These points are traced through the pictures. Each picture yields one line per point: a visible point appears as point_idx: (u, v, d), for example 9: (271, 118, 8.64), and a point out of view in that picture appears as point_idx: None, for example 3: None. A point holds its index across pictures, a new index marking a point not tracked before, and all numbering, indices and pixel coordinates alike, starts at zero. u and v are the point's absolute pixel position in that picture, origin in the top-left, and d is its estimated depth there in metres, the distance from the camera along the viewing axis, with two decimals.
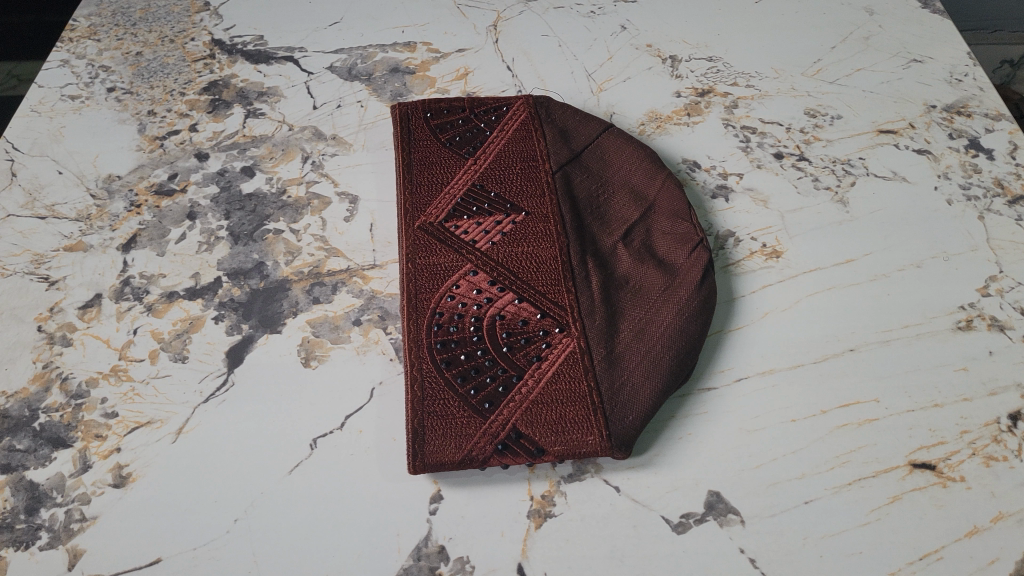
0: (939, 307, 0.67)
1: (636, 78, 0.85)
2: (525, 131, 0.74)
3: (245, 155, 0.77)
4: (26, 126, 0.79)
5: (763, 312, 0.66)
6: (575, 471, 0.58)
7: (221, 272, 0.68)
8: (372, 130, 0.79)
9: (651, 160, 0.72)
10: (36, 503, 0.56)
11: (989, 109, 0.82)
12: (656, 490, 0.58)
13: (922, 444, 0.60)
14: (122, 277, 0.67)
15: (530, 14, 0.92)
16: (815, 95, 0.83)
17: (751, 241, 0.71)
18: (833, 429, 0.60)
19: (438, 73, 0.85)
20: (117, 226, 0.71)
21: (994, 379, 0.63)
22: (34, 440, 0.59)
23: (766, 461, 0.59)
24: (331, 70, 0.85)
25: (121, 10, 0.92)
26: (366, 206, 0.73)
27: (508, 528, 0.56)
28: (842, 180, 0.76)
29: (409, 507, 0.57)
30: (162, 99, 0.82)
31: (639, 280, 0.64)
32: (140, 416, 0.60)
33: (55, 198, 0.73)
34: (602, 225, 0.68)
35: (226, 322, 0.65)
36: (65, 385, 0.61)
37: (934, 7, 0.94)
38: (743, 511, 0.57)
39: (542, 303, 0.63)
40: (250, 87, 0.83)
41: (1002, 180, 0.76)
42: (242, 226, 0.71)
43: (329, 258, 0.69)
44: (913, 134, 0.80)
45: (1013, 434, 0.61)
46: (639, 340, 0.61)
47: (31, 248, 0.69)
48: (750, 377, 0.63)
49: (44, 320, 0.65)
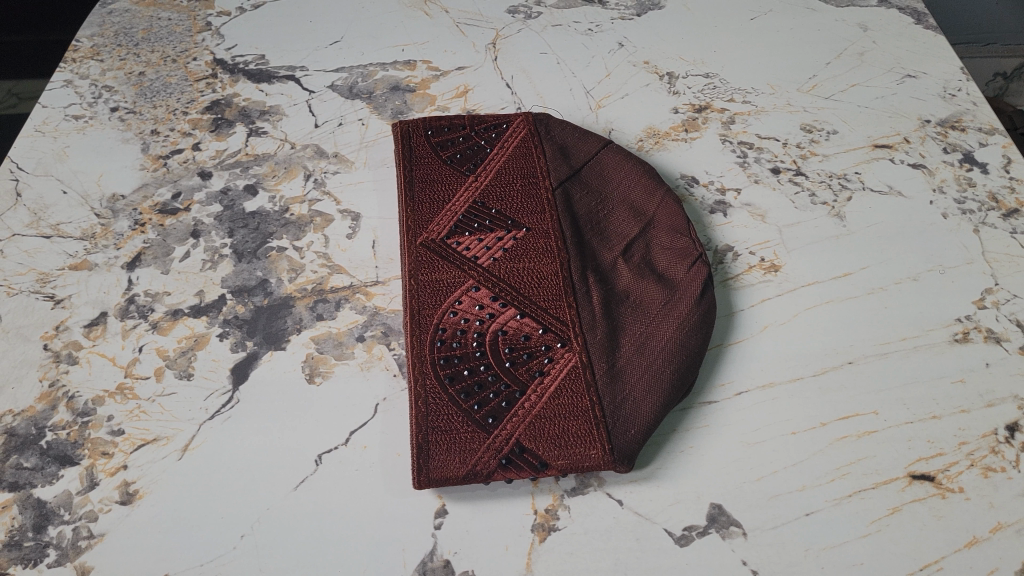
0: (937, 319, 0.68)
1: (635, 94, 0.86)
2: (525, 148, 0.75)
3: (247, 174, 0.78)
4: (31, 146, 0.80)
5: (761, 326, 0.67)
6: (578, 485, 0.59)
7: (226, 290, 0.68)
8: (374, 148, 0.80)
9: (650, 176, 0.73)
10: (43, 520, 0.56)
11: (982, 123, 0.83)
12: (659, 503, 0.58)
13: (922, 456, 0.60)
14: (127, 295, 0.68)
15: (528, 32, 0.93)
16: (812, 111, 0.85)
17: (749, 255, 0.72)
18: (832, 441, 0.61)
19: (438, 91, 0.86)
20: (122, 244, 0.72)
21: (991, 390, 0.64)
22: (41, 458, 0.59)
23: (767, 473, 0.59)
24: (332, 89, 0.86)
25: (123, 31, 0.93)
26: (368, 223, 0.73)
27: (513, 542, 0.57)
28: (839, 195, 0.77)
29: (414, 521, 0.57)
30: (165, 118, 0.83)
31: (639, 296, 0.65)
32: (146, 433, 0.60)
33: (60, 217, 0.74)
34: (603, 241, 0.69)
35: (231, 339, 0.65)
36: (72, 403, 0.62)
37: (928, 23, 0.96)
38: (745, 524, 0.57)
39: (544, 319, 0.63)
40: (252, 106, 0.84)
41: (996, 194, 0.77)
42: (246, 244, 0.72)
43: (332, 275, 0.70)
44: (908, 148, 0.81)
45: (1011, 444, 0.61)
46: (640, 355, 0.62)
47: (36, 267, 0.70)
48: (749, 391, 0.63)
49: (51, 338, 0.65)
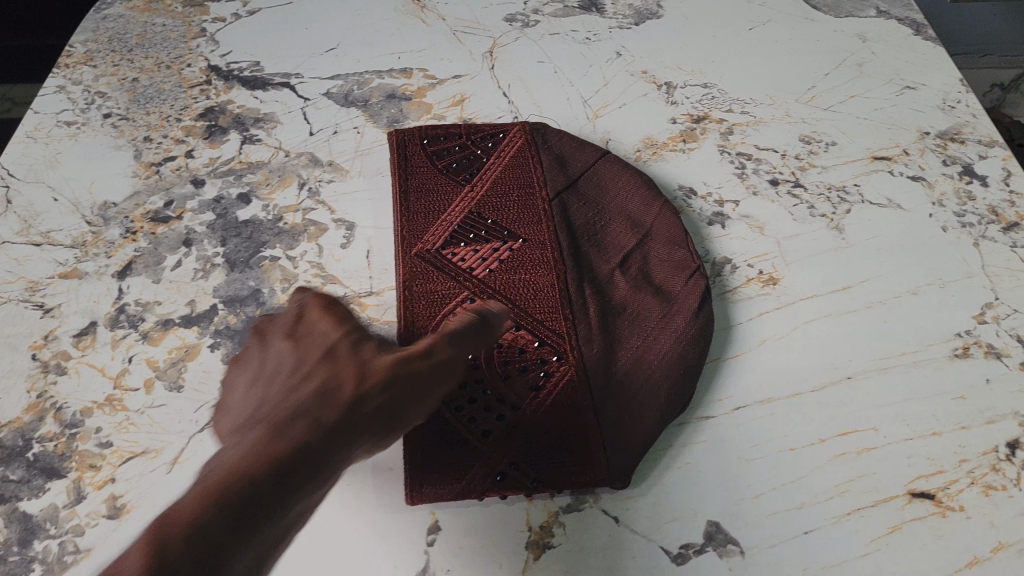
0: (936, 335, 0.67)
1: (632, 104, 0.85)
2: (522, 157, 0.74)
3: (241, 182, 0.77)
4: (23, 152, 0.79)
5: (759, 340, 0.66)
6: (574, 502, 0.58)
7: (218, 300, 0.68)
8: (369, 156, 0.79)
9: (648, 187, 0.72)
10: (29, 534, 0.55)
11: (982, 136, 0.83)
12: (655, 520, 0.57)
13: (921, 473, 0.60)
14: (117, 304, 0.67)
15: (525, 40, 0.92)
16: (811, 122, 0.84)
17: (748, 268, 0.71)
18: (831, 457, 0.60)
19: (434, 100, 0.85)
20: (113, 253, 0.71)
21: (992, 407, 0.63)
22: (28, 471, 0.58)
23: (765, 490, 0.59)
24: (328, 96, 0.85)
25: (118, 36, 0.92)
26: (363, 233, 0.73)
27: (507, 560, 0.56)
28: (838, 208, 0.76)
29: (407, 538, 0.56)
30: (158, 125, 0.82)
31: (635, 308, 0.64)
32: (135, 445, 0.59)
33: (51, 225, 0.73)
34: (600, 251, 0.68)
35: (223, 350, 0.65)
36: (60, 414, 0.61)
37: (927, 33, 0.95)
38: (743, 542, 0.56)
39: (540, 331, 0.63)
40: (246, 113, 0.83)
41: (996, 207, 0.76)
42: (238, 253, 0.71)
43: (326, 285, 0.69)
44: (907, 160, 0.80)
45: (1012, 462, 0.60)
46: (636, 368, 0.61)
47: (26, 275, 0.69)
48: (747, 406, 0.63)
49: (39, 348, 0.64)
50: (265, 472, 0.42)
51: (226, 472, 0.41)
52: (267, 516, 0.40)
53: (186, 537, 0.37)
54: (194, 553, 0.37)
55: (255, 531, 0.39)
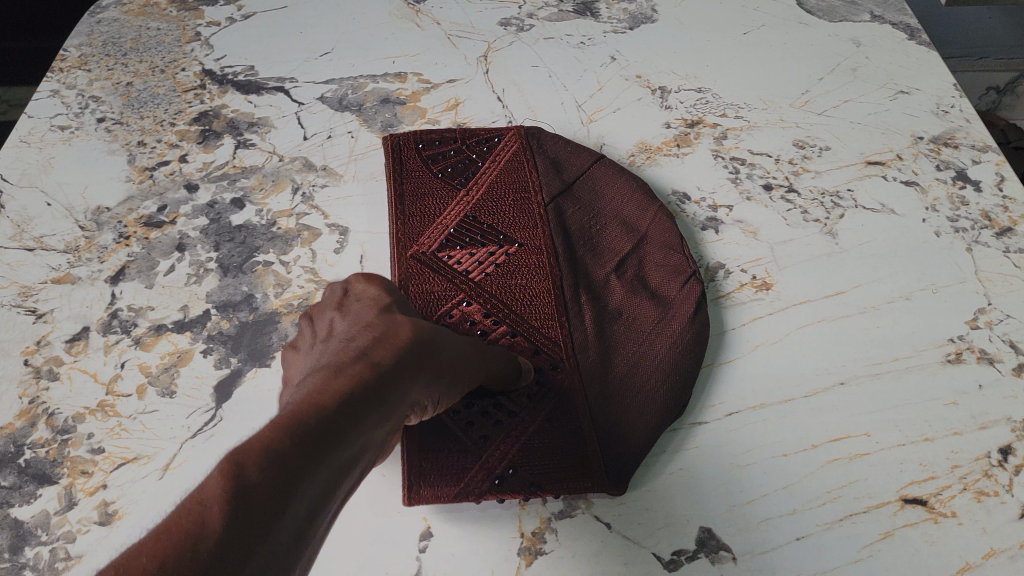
0: (928, 340, 0.67)
1: (626, 109, 0.85)
2: (516, 163, 0.74)
3: (234, 186, 0.77)
4: (16, 157, 0.79)
5: (752, 346, 0.67)
6: (566, 509, 0.58)
7: (211, 305, 0.68)
8: (362, 161, 0.79)
9: (642, 191, 0.72)
10: (20, 541, 0.55)
11: (975, 141, 0.83)
12: (648, 526, 0.57)
13: (913, 479, 0.60)
14: (110, 309, 0.67)
15: (520, 45, 0.92)
16: (805, 127, 0.84)
17: (741, 273, 0.71)
18: (823, 463, 0.60)
19: (428, 104, 0.85)
20: (106, 258, 0.71)
21: (984, 413, 0.63)
22: (19, 477, 0.58)
23: (758, 496, 0.58)
24: (322, 101, 0.85)
25: (112, 40, 0.92)
26: (357, 238, 0.73)
27: (498, 566, 0.55)
28: (831, 213, 0.76)
29: (398, 545, 0.56)
30: (152, 129, 0.82)
31: (631, 314, 0.65)
32: (127, 451, 0.59)
33: (44, 230, 0.73)
34: (596, 256, 0.68)
35: (215, 355, 0.65)
36: (52, 420, 0.61)
37: (921, 38, 0.95)
38: (735, 548, 0.56)
39: (536, 338, 0.63)
40: (240, 118, 0.83)
41: (989, 212, 0.76)
42: (231, 258, 0.71)
43: (319, 290, 0.69)
44: (901, 165, 0.80)
45: (1004, 468, 0.60)
46: (631, 376, 0.62)
47: (18, 280, 0.69)
48: (740, 412, 0.63)
49: (31, 354, 0.64)
50: (332, 404, 0.39)
51: (290, 405, 0.39)
52: (337, 444, 0.38)
53: (262, 457, 0.34)
54: (269, 473, 0.34)
55: (327, 455, 0.37)
